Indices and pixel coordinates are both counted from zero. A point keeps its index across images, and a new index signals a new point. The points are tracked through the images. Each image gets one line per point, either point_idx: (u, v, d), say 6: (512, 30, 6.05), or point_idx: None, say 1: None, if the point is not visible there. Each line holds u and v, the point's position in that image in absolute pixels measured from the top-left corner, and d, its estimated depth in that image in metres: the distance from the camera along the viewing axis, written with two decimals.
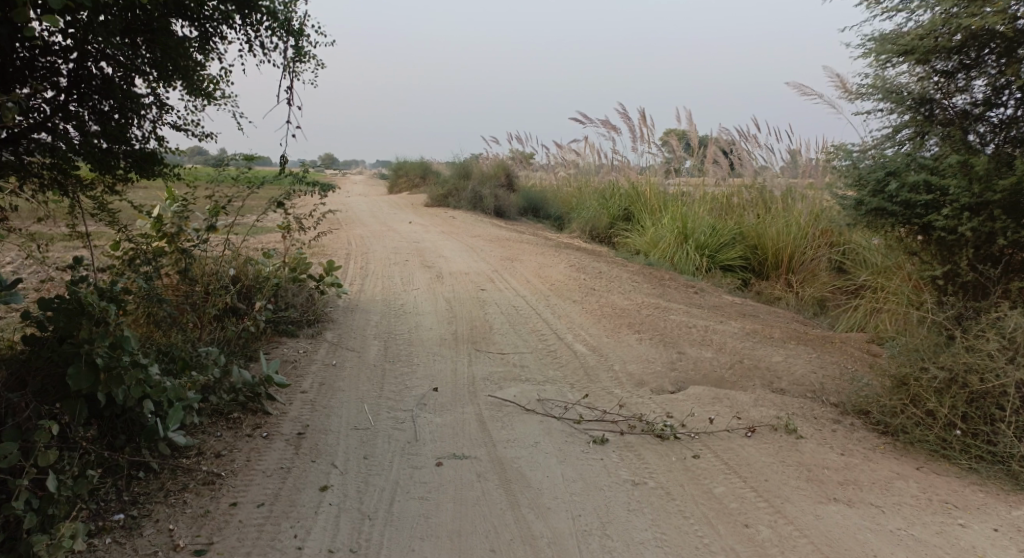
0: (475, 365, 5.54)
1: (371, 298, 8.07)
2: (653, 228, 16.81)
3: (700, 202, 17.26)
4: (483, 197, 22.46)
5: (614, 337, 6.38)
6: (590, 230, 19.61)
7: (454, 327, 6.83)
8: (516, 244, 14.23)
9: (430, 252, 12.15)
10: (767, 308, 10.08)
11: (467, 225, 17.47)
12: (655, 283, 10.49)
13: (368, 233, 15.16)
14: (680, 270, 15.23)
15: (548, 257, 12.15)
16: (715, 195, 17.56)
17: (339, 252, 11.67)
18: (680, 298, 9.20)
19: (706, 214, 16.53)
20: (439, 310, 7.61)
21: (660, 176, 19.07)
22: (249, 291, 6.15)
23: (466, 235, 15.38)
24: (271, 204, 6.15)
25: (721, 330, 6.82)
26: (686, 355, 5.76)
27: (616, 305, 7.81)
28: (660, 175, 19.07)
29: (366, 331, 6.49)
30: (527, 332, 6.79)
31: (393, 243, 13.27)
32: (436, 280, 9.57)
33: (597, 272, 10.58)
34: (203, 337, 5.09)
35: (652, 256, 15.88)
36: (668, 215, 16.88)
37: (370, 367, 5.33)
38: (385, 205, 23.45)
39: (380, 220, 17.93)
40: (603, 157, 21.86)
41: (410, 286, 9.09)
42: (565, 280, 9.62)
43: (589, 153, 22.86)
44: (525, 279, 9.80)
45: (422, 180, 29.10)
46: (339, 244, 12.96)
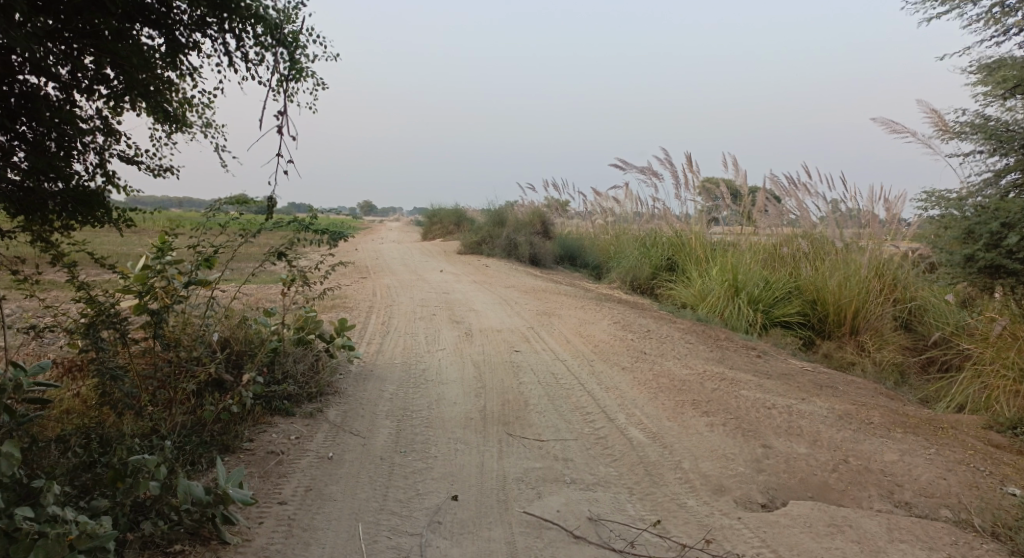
0: (507, 459, 4.43)
1: (389, 362, 7.02)
2: (700, 280, 15.63)
3: (751, 252, 16.06)
4: (518, 244, 21.53)
5: (678, 420, 5.21)
6: (631, 280, 18.50)
7: (484, 402, 5.71)
8: (554, 296, 13.17)
9: (459, 305, 11.15)
10: (842, 376, 8.79)
11: (500, 274, 16.51)
12: (711, 344, 9.29)
13: (395, 282, 14.27)
14: (731, 327, 13.97)
15: (588, 312, 11.02)
16: (765, 244, 16.36)
17: (361, 305, 10.73)
18: (743, 365, 8.00)
19: (758, 266, 15.31)
20: (466, 377, 6.53)
21: (705, 224, 17.94)
22: (238, 356, 5.17)
23: (500, 285, 14.38)
24: (271, 257, 5.21)
25: (805, 410, 5.61)
26: (773, 448, 4.58)
27: (674, 374, 6.64)
28: (706, 224, 17.94)
29: (378, 406, 5.42)
30: (569, 406, 5.66)
31: (421, 294, 12.33)
32: (464, 338, 8.51)
33: (643, 332, 9.41)
34: (168, 420, 4.12)
35: (699, 310, 14.68)
36: (716, 266, 15.70)
37: (377, 462, 4.24)
38: (417, 252, 22.71)
39: (410, 268, 17.09)
40: (644, 204, 20.86)
41: (434, 345, 8.05)
42: (610, 341, 8.46)
43: (628, 200, 21.88)
44: (565, 339, 8.67)
45: (456, 227, 28.38)
46: (362, 295, 12.04)
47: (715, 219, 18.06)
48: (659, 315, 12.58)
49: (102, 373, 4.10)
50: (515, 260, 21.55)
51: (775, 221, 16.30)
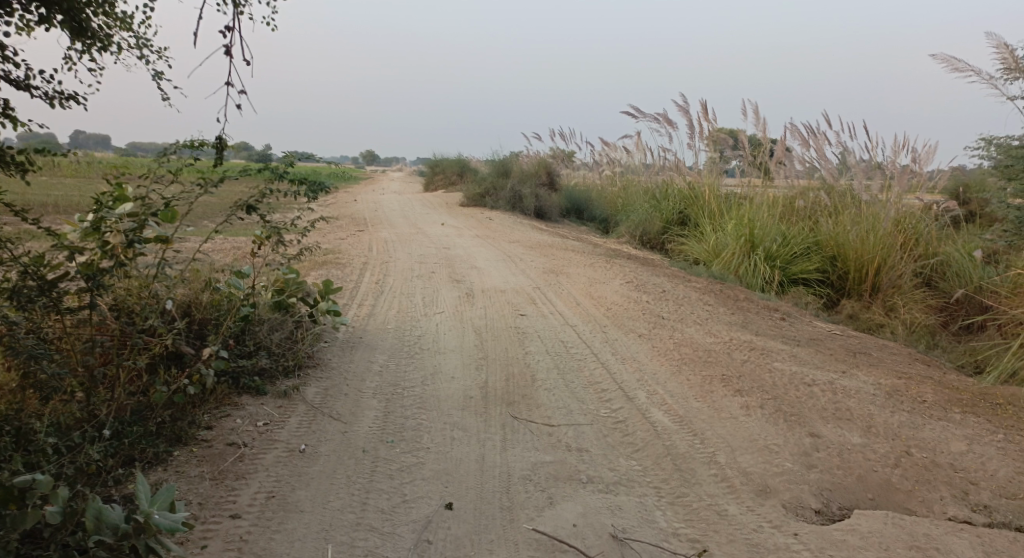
0: (510, 452, 3.81)
1: (381, 327, 6.35)
2: (714, 235, 14.88)
3: (767, 205, 15.24)
4: (522, 196, 20.70)
5: (708, 399, 4.56)
6: (640, 234, 17.74)
7: (486, 377, 5.05)
8: (561, 252, 12.45)
9: (461, 261, 10.45)
10: (874, 341, 8.12)
11: (504, 228, 15.78)
12: (732, 306, 8.59)
13: (393, 236, 13.56)
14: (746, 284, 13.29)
15: (598, 269, 10.31)
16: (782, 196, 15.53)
17: (355, 262, 10.04)
18: (769, 329, 7.32)
19: (775, 220, 14.53)
20: (465, 346, 5.87)
21: (720, 175, 17.06)
22: (203, 323, 4.55)
23: (504, 239, 13.66)
24: (240, 210, 4.46)
25: (849, 386, 4.94)
26: (823, 438, 3.94)
27: (697, 343, 5.96)
28: (720, 175, 17.06)
29: (364, 382, 4.77)
30: (581, 382, 5.01)
31: (420, 249, 11.63)
32: (464, 299, 7.84)
33: (658, 292, 8.71)
34: (110, 405, 3.44)
35: (713, 266, 13.99)
36: (731, 219, 14.93)
37: (359, 457, 3.59)
38: (418, 204, 21.91)
39: (410, 221, 16.34)
40: (653, 154, 19.91)
41: (432, 307, 7.38)
42: (623, 303, 7.78)
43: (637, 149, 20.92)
44: (573, 301, 7.98)
45: (459, 178, 27.49)
46: (357, 250, 11.35)
47: (729, 171, 17.18)
48: (673, 272, 11.89)
49: (17, 353, 3.30)
50: (520, 213, 20.78)
51: (793, 172, 15.42)
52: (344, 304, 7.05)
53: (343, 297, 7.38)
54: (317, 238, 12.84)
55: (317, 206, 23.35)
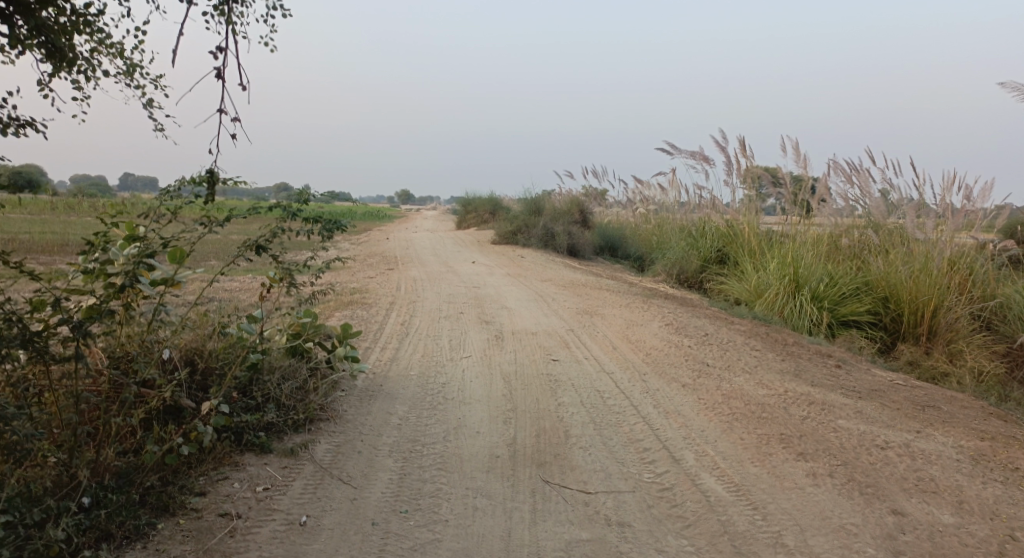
0: (542, 527, 3.32)
1: (403, 374, 5.90)
2: (755, 274, 14.28)
3: (811, 243, 14.61)
4: (555, 234, 20.34)
5: (766, 464, 4.03)
6: (677, 273, 17.18)
7: (515, 433, 4.55)
8: (595, 291, 11.98)
9: (491, 301, 10.04)
10: (940, 392, 7.44)
11: (536, 266, 15.39)
12: (781, 352, 8.00)
13: (423, 274, 13.26)
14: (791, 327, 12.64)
15: (636, 311, 9.81)
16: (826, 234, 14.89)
17: (382, 301, 9.70)
18: (825, 379, 6.73)
19: (821, 259, 13.89)
20: (493, 395, 5.40)
21: (759, 213, 16.50)
22: (207, 369, 4.18)
23: (536, 278, 13.25)
24: (250, 250, 4.13)
25: (928, 450, 4.36)
26: (907, 517, 3.39)
27: (749, 395, 5.41)
28: (760, 213, 16.50)
29: (381, 438, 4.32)
30: (620, 440, 4.49)
31: (449, 289, 11.27)
32: (494, 343, 7.39)
33: (701, 336, 8.17)
34: (91, 468, 3.05)
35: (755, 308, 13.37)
36: (773, 258, 14.33)
37: (367, 534, 3.13)
38: (449, 242, 21.68)
39: (440, 259, 16.05)
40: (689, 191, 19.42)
41: (460, 351, 6.96)
42: (663, 348, 7.26)
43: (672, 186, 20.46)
44: (610, 345, 7.48)
45: (491, 216, 27.29)
46: (385, 289, 11.02)
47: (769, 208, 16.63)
48: (714, 314, 11.33)
49: None
50: (552, 251, 20.38)
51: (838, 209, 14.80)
52: (366, 348, 6.65)
53: (365, 341, 6.99)
54: (345, 277, 12.59)
55: (349, 244, 23.31)
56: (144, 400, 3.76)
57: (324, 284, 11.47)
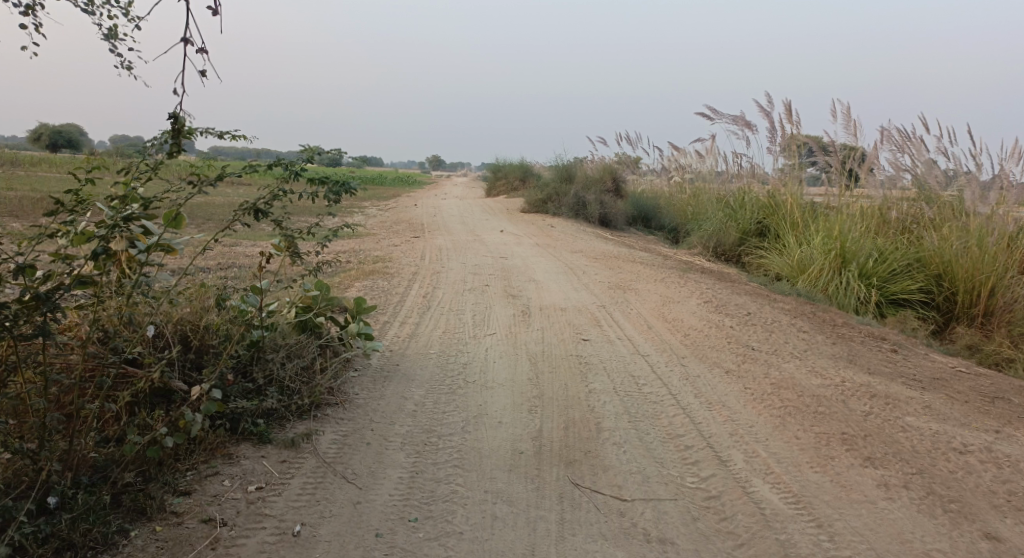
0: (568, 544, 2.90)
1: (421, 353, 5.46)
2: (798, 248, 13.60)
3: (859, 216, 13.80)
4: (587, 203, 19.74)
5: (828, 469, 3.53)
6: (714, 245, 16.51)
7: (541, 425, 4.09)
8: (629, 264, 11.45)
9: (518, 273, 9.59)
10: (1007, 381, 6.85)
11: (566, 236, 14.87)
12: (830, 335, 7.44)
13: (450, 243, 12.85)
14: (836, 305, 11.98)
15: (672, 285, 9.27)
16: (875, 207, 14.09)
17: (405, 271, 9.31)
18: (882, 366, 6.20)
19: (868, 233, 13.14)
20: (518, 378, 4.95)
21: (803, 183, 15.71)
22: (200, 345, 3.78)
23: (566, 249, 12.75)
24: (247, 213, 3.73)
25: (1014, 457, 3.85)
26: (1003, 547, 2.92)
27: (801, 384, 4.90)
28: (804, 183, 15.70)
29: (392, 426, 3.91)
30: (658, 435, 4.03)
31: (475, 259, 10.84)
32: (521, 318, 6.95)
33: (743, 315, 7.64)
34: (55, 463, 2.67)
35: (797, 284, 12.72)
36: (817, 231, 13.62)
37: (369, 549, 2.75)
38: (478, 210, 21.22)
39: (468, 228, 15.61)
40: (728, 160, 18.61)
41: (484, 326, 6.53)
42: (703, 328, 6.76)
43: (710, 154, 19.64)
44: (645, 324, 6.99)
45: (521, 183, 26.68)
46: (409, 258, 10.63)
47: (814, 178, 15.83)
48: (754, 290, 10.76)
49: None
50: (583, 221, 19.80)
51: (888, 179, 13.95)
52: (384, 323, 6.25)
53: (384, 314, 6.60)
54: (370, 245, 12.21)
55: (376, 210, 22.99)
56: (127, 379, 3.37)
57: (347, 252, 11.11)
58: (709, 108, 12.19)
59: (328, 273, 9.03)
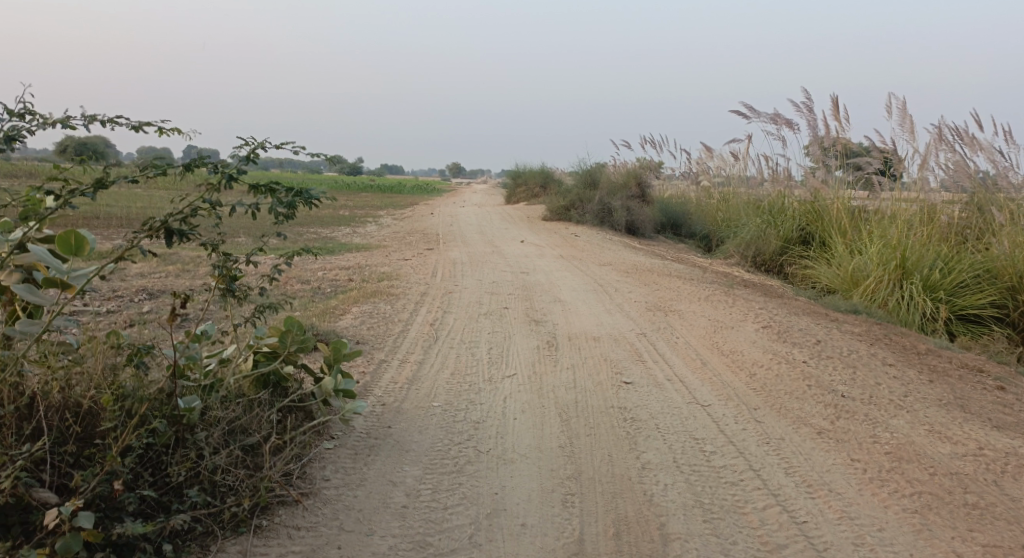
0: None
1: (422, 407, 4.28)
2: (849, 258, 12.30)
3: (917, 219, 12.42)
4: (613, 210, 18.54)
5: None
6: (752, 255, 15.22)
7: (580, 530, 2.91)
8: (665, 279, 10.26)
9: (541, 291, 8.47)
10: None
11: (592, 246, 13.74)
12: (921, 369, 6.22)
13: (466, 256, 11.75)
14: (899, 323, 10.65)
15: (720, 306, 8.06)
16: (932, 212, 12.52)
17: (413, 290, 8.21)
18: (1001, 415, 4.97)
19: (931, 239, 11.79)
20: (546, 447, 3.76)
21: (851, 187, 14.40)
22: (90, 429, 2.63)
23: (593, 261, 11.59)
24: (151, 234, 2.76)
25: None
26: None
27: (926, 453, 3.71)
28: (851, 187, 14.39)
29: (372, 539, 2.74)
30: (749, 544, 2.86)
31: (493, 274, 9.74)
32: (546, 352, 5.79)
33: (811, 343, 6.43)
34: None
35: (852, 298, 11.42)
36: (869, 239, 12.32)
37: None
38: (497, 218, 20.09)
39: (487, 238, 14.52)
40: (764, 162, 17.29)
41: (503, 363, 5.40)
42: (770, 364, 5.57)
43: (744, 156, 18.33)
44: (697, 357, 5.82)
45: (542, 189, 25.50)
46: (419, 274, 9.52)
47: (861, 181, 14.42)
48: (810, 309, 9.51)
49: None
50: (609, 229, 18.58)
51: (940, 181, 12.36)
52: (378, 363, 5.10)
53: (381, 349, 5.47)
54: (378, 260, 11.15)
55: (391, 220, 21.92)
56: None
57: (350, 268, 10.03)
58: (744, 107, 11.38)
59: (326, 295, 7.96)
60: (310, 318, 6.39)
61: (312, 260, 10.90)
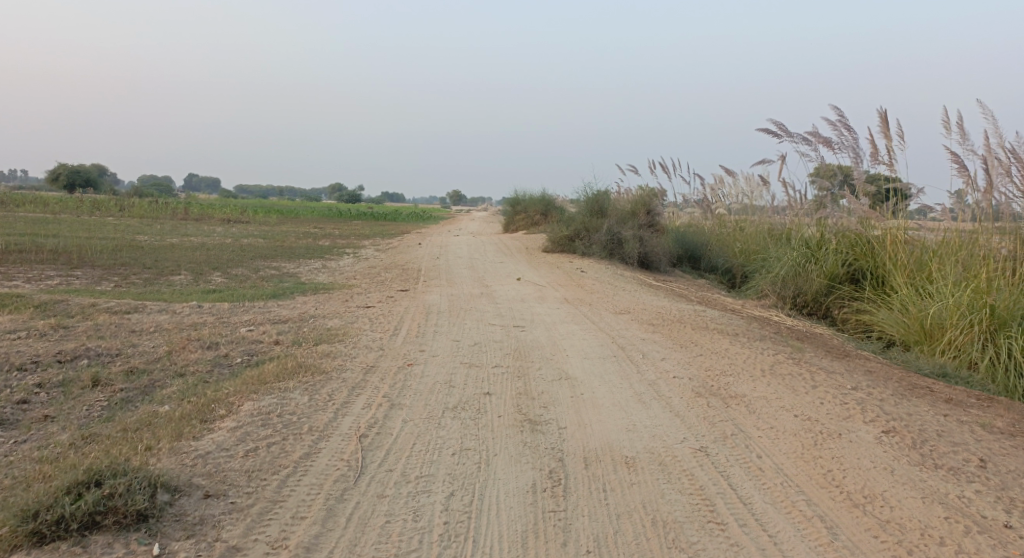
0: None
1: None
2: (918, 297, 9.38)
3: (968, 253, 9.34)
4: (623, 242, 16.21)
5: None
6: (789, 295, 12.48)
7: None
8: (702, 335, 7.86)
9: (541, 361, 6.07)
10: None
11: (601, 286, 11.37)
12: None
13: (444, 302, 9.38)
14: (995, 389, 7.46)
15: (797, 387, 5.60)
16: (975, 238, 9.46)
17: (356, 361, 5.76)
18: None
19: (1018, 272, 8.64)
20: None
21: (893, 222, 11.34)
22: None
23: (606, 308, 9.19)
24: None
25: None
26: None
27: None
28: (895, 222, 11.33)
29: None
30: None
31: (475, 331, 7.34)
32: (549, 506, 3.32)
33: (975, 471, 4.04)
34: None
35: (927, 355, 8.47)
36: (939, 272, 9.34)
37: None
38: (492, 250, 17.70)
39: (476, 276, 12.15)
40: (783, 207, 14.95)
41: (460, 545, 2.92)
42: (960, 551, 3.05)
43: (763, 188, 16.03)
44: (815, 518, 3.33)
45: (543, 217, 23.19)
46: (376, 332, 7.09)
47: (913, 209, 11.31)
48: (902, 379, 7.08)
49: None
50: (619, 263, 16.18)
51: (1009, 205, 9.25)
52: None
53: (244, 517, 2.94)
54: (332, 309, 8.74)
55: (374, 251, 19.53)
56: None
57: (289, 322, 7.60)
58: (772, 123, 10.05)
59: (231, 372, 5.50)
60: (164, 432, 3.93)
61: (247, 309, 8.45)
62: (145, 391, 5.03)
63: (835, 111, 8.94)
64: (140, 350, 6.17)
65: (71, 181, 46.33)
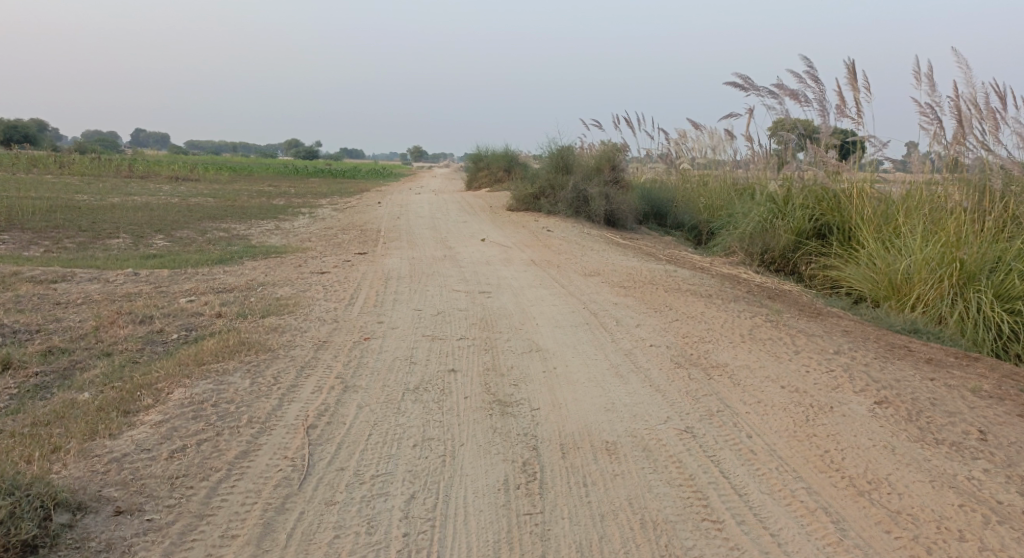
0: None
1: None
2: (886, 249, 8.99)
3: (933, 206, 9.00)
4: (589, 198, 15.78)
5: None
6: (757, 250, 12.20)
7: None
8: (675, 296, 7.51)
9: (509, 331, 5.63)
10: None
11: (568, 245, 10.95)
12: None
13: (404, 265, 8.86)
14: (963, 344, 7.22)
15: (780, 354, 5.28)
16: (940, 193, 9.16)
17: (307, 336, 5.25)
18: None
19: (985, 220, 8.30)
20: None
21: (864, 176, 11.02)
22: None
23: (574, 269, 8.78)
24: None
25: None
26: None
27: None
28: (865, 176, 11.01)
29: None
30: None
31: (436, 297, 6.86)
32: (524, 508, 2.91)
33: (977, 444, 3.76)
34: None
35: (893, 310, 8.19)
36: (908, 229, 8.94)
37: None
38: (454, 208, 17.12)
39: (438, 237, 11.61)
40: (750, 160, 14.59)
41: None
42: (980, 546, 2.74)
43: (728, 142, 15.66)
44: (818, 510, 3.00)
45: (506, 174, 22.58)
46: (329, 301, 6.56)
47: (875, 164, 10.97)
48: (880, 339, 6.85)
49: None
50: (585, 220, 15.77)
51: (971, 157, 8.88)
52: None
53: (161, 540, 2.46)
54: (283, 274, 8.16)
55: (332, 211, 18.76)
56: None
57: (234, 291, 7.01)
58: (738, 75, 10.24)
59: (165, 351, 4.95)
60: (77, 428, 3.40)
61: (189, 276, 7.81)
62: (64, 377, 4.45)
63: (805, 61, 8.93)
64: (64, 327, 5.55)
65: (10, 137, 43.90)
